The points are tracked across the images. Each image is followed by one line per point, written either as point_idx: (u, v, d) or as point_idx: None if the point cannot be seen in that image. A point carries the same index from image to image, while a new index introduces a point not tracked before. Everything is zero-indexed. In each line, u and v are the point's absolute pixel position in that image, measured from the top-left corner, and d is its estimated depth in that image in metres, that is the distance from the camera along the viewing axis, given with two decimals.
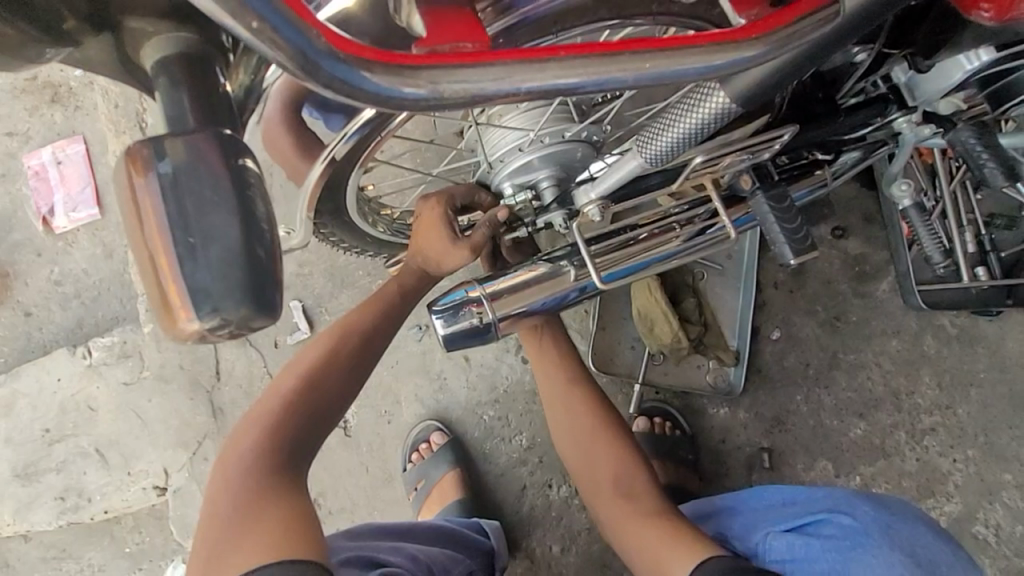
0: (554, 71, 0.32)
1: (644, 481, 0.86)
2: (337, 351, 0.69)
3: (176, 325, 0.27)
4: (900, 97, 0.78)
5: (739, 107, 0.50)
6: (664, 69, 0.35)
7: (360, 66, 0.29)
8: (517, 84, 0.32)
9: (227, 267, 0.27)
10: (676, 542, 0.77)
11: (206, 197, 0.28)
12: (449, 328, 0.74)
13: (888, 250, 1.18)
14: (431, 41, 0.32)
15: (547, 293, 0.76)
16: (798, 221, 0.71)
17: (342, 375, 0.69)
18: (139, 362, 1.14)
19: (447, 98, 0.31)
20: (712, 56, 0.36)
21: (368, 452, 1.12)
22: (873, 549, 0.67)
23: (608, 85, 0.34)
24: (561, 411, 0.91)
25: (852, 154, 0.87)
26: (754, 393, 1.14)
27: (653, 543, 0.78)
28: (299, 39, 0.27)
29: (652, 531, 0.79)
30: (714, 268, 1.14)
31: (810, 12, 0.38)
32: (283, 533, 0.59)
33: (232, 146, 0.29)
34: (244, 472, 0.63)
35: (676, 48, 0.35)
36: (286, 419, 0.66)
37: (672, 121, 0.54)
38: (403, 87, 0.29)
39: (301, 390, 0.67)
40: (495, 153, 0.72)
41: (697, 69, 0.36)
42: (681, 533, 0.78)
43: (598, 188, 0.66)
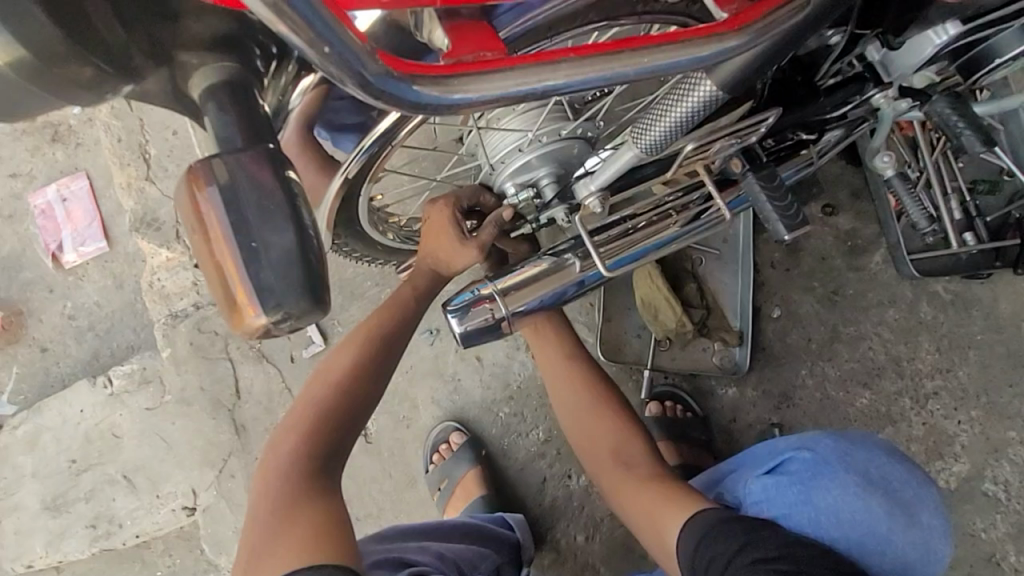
0: (567, 71, 0.36)
1: (642, 449, 0.88)
2: (365, 353, 0.72)
3: (245, 321, 0.32)
4: (876, 74, 0.81)
5: (725, 93, 0.54)
6: (660, 62, 0.38)
7: (412, 81, 0.33)
8: (543, 82, 0.35)
9: (288, 265, 0.32)
10: (669, 498, 0.80)
11: (264, 201, 0.32)
12: (465, 326, 0.77)
13: (878, 223, 1.22)
14: (457, 52, 0.36)
15: (553, 285, 0.79)
16: (788, 198, 0.74)
17: (372, 377, 0.72)
18: (159, 387, 1.17)
19: (477, 100, 0.35)
20: (701, 47, 0.40)
21: (389, 457, 1.15)
22: (832, 475, 0.70)
23: (611, 79, 0.37)
24: (559, 391, 0.94)
25: (835, 132, 0.91)
26: (760, 371, 1.18)
27: (651, 505, 0.81)
28: (356, 59, 0.30)
29: (650, 493, 0.82)
30: (712, 253, 1.18)
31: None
32: (319, 534, 0.62)
33: (277, 160, 0.33)
34: (281, 474, 0.66)
35: (673, 42, 0.39)
36: (318, 425, 0.69)
37: (663, 112, 0.57)
38: (444, 95, 0.34)
39: (332, 393, 0.70)
40: (496, 155, 0.76)
41: (686, 60, 0.39)
42: (673, 489, 0.81)
43: (598, 180, 0.69)
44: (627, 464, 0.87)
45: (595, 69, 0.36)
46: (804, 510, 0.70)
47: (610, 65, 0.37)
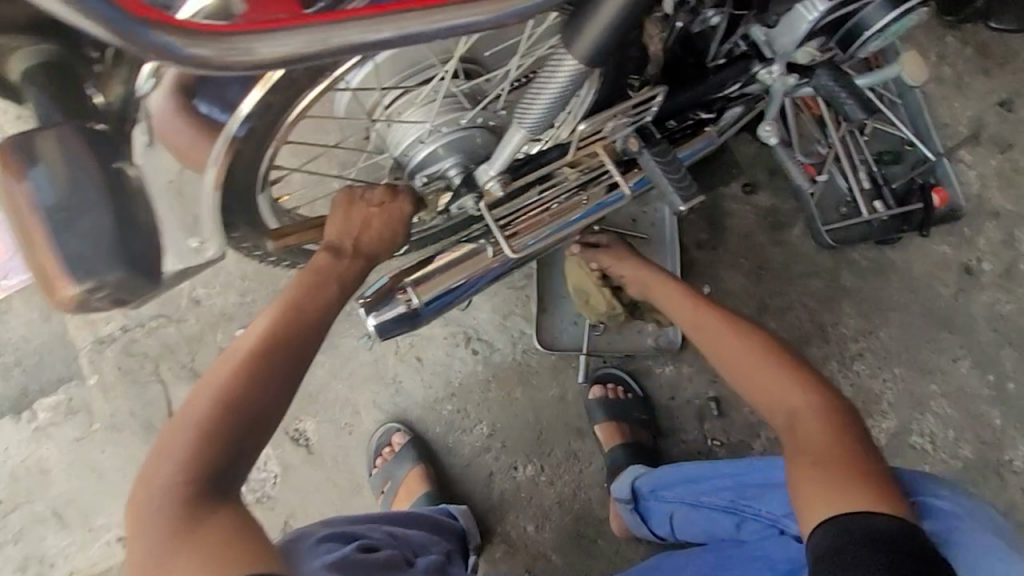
0: (346, 28, 0.41)
1: (814, 418, 0.79)
2: (251, 368, 0.66)
3: (58, 295, 0.50)
4: (759, 52, 0.86)
5: (589, 66, 0.56)
6: (438, 20, 0.44)
7: (160, 30, 0.37)
8: (318, 40, 0.41)
9: (91, 240, 0.50)
10: (849, 490, 0.73)
11: (89, 200, 0.50)
12: (379, 318, 0.77)
13: (794, 198, 1.28)
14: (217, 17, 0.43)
15: (467, 272, 0.80)
16: (682, 171, 0.77)
17: (266, 389, 0.66)
18: (88, 416, 1.13)
19: (243, 58, 0.40)
20: (492, 7, 0.45)
21: (332, 466, 1.13)
22: (971, 530, 0.75)
23: (381, 40, 0.42)
24: (725, 346, 0.87)
25: (733, 109, 0.96)
26: (695, 347, 1.21)
27: (807, 486, 0.75)
28: (110, 10, 0.35)
29: (828, 471, 0.74)
30: (640, 238, 1.21)
31: None
32: (221, 557, 0.58)
33: (99, 151, 0.53)
34: (162, 502, 0.61)
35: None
36: (206, 445, 0.62)
37: (538, 91, 0.59)
38: (199, 49, 0.38)
39: (214, 412, 0.63)
40: (399, 148, 0.77)
41: (470, 20, 0.45)
42: (855, 479, 0.74)
43: (495, 165, 0.71)
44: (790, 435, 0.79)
45: (376, 32, 0.42)
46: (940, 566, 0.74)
47: (395, 23, 0.42)
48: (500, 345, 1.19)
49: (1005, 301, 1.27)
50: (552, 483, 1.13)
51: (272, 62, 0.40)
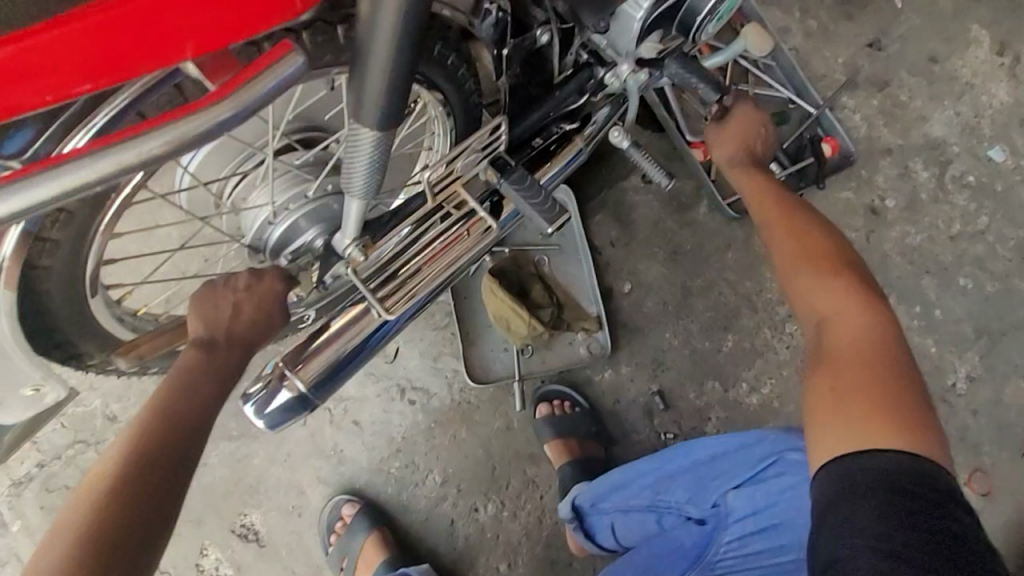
0: (49, 177, 0.46)
1: (858, 333, 0.76)
2: (119, 493, 0.60)
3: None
4: (599, 57, 0.88)
5: (385, 131, 0.53)
6: (136, 148, 0.47)
7: None
8: (41, 193, 0.46)
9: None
10: (875, 409, 0.69)
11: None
12: (265, 411, 0.74)
13: (694, 177, 1.29)
14: None
15: (349, 342, 0.76)
16: (542, 194, 0.76)
17: (148, 498, 0.61)
18: (19, 564, 1.06)
19: None
20: (184, 125, 0.48)
21: (288, 553, 1.09)
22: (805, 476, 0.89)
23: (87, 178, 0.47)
24: (796, 255, 0.85)
25: (603, 110, 0.94)
26: (629, 346, 1.20)
27: (838, 396, 0.71)
28: None
29: (859, 391, 0.71)
30: (553, 249, 1.20)
31: (263, 66, 0.50)
32: None
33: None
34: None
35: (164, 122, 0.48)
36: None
37: (349, 163, 0.56)
38: None
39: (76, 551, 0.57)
40: (252, 233, 0.76)
41: (163, 140, 0.48)
42: (890, 404, 0.69)
43: (348, 232, 0.69)
44: (824, 348, 0.77)
45: (88, 172, 0.46)
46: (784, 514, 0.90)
47: (84, 165, 0.46)
48: (435, 389, 1.16)
49: (914, 233, 1.31)
50: (516, 517, 1.11)
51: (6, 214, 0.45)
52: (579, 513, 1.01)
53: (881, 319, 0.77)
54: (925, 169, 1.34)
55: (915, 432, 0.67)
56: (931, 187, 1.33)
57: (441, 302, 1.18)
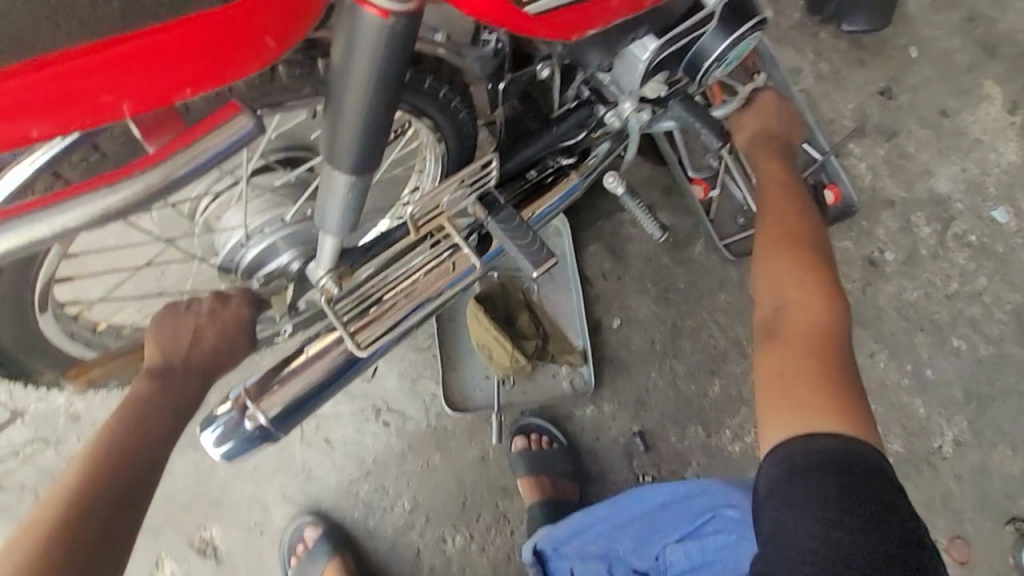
0: None
1: (813, 317, 0.77)
2: (67, 531, 0.60)
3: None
4: (601, 95, 0.85)
5: (360, 176, 0.51)
6: (63, 214, 0.44)
7: None
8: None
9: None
10: (815, 392, 0.70)
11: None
12: (223, 442, 0.71)
13: (693, 215, 1.27)
14: None
15: (315, 374, 0.73)
16: (530, 235, 0.74)
17: (91, 537, 0.61)
18: None
19: None
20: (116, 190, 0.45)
21: (246, 572, 1.06)
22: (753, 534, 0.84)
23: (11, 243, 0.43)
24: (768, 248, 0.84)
25: (602, 145, 0.91)
26: (613, 383, 1.18)
27: (778, 376, 0.73)
28: None
29: (799, 371, 0.72)
30: (543, 277, 1.18)
31: (204, 132, 0.46)
32: None
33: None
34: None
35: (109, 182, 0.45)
36: None
37: (323, 201, 0.54)
38: None
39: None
40: (223, 253, 0.73)
41: (88, 208, 0.44)
42: (830, 390, 0.70)
43: (322, 263, 0.67)
44: (775, 323, 0.78)
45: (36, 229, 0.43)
46: (727, 571, 0.85)
47: (4, 232, 0.42)
48: (411, 413, 1.13)
49: (911, 288, 1.29)
50: (483, 551, 1.08)
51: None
52: (540, 557, 0.94)
53: (836, 309, 0.78)
54: (927, 225, 1.32)
55: (849, 414, 0.68)
56: (931, 243, 1.31)
57: (424, 324, 1.15)
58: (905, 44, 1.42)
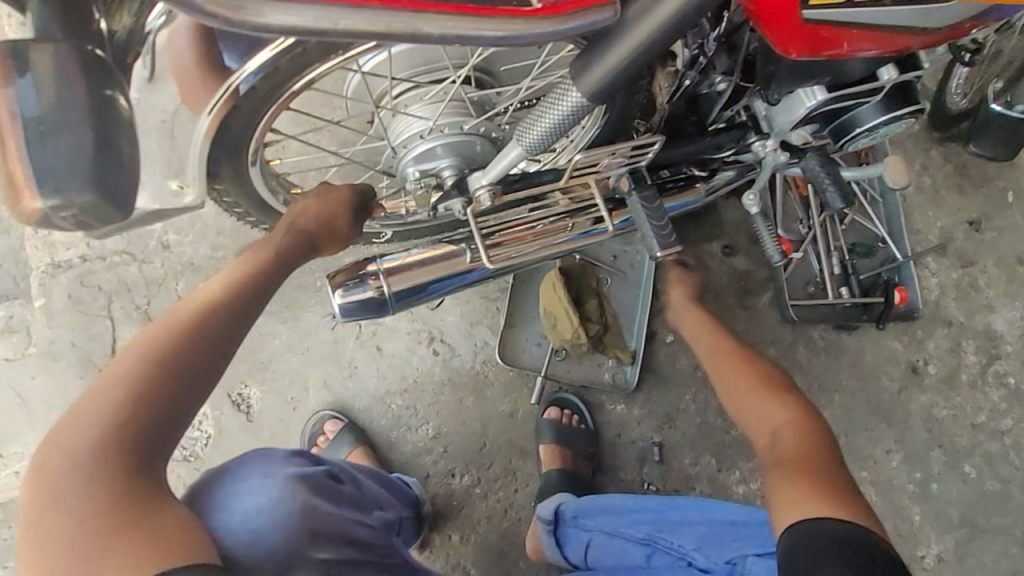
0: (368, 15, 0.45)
1: (797, 435, 0.80)
2: (182, 339, 0.61)
3: (24, 208, 0.51)
4: (757, 125, 0.92)
5: (590, 102, 0.58)
6: (459, 26, 0.48)
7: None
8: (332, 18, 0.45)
9: (63, 156, 0.50)
10: (804, 493, 0.72)
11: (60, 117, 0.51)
12: (347, 299, 0.77)
13: (769, 268, 1.33)
14: None
15: (442, 272, 0.80)
16: (665, 220, 0.80)
17: (200, 350, 0.61)
18: (25, 337, 1.07)
19: (272, 28, 0.44)
20: (507, 26, 0.49)
21: (270, 438, 1.11)
22: None
23: (406, 33, 0.46)
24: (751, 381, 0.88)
25: (727, 173, 1.00)
26: (649, 391, 1.24)
27: (783, 494, 0.73)
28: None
29: (795, 484, 0.73)
30: (617, 274, 1.24)
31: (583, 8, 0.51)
32: (155, 538, 0.54)
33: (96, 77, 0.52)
34: (83, 480, 0.55)
35: (480, 14, 0.49)
36: (133, 408, 0.57)
37: (541, 113, 0.61)
38: (232, 22, 0.42)
39: (149, 370, 0.59)
40: (398, 139, 0.78)
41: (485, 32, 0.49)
42: (821, 490, 0.72)
43: (489, 175, 0.73)
44: (774, 452, 0.80)
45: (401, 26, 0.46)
46: None
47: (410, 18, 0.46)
48: (461, 351, 1.19)
49: (943, 406, 1.34)
50: (485, 497, 1.14)
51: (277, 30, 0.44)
52: (557, 519, 1.03)
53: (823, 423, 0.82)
54: (974, 353, 1.38)
55: (847, 508, 0.70)
56: (974, 371, 1.37)
57: (500, 277, 1.22)
58: (1007, 186, 1.48)
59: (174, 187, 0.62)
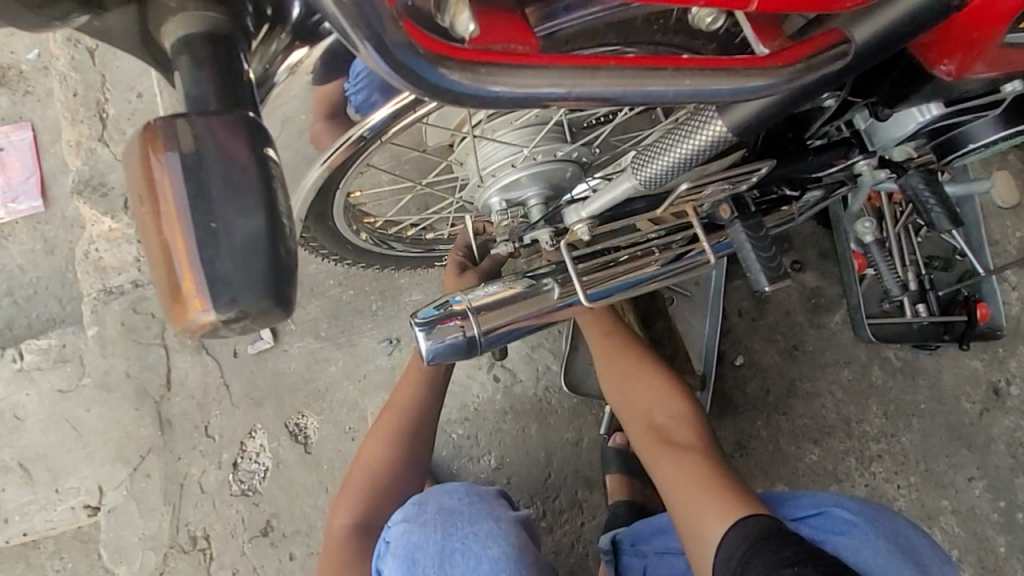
0: (603, 80, 0.37)
1: (690, 435, 0.89)
2: (406, 424, 0.96)
3: (190, 317, 0.31)
4: (860, 141, 0.84)
5: (734, 136, 0.51)
6: (700, 86, 0.40)
7: (438, 63, 0.33)
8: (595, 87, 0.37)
9: (250, 256, 0.31)
10: (711, 500, 0.78)
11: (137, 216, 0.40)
12: (432, 341, 0.72)
13: (840, 284, 1.27)
14: (485, 40, 0.36)
15: (530, 310, 0.75)
16: (773, 250, 0.74)
17: (414, 436, 0.96)
18: (78, 367, 1.04)
19: (510, 95, 0.35)
20: (741, 80, 0.42)
21: (327, 471, 1.05)
22: (860, 533, 0.76)
23: (647, 96, 0.39)
24: (631, 381, 0.95)
25: (813, 193, 0.92)
26: (717, 417, 1.19)
27: (687, 488, 0.81)
28: (380, 21, 0.30)
29: (691, 477, 0.82)
30: (683, 294, 1.18)
31: (826, 48, 0.44)
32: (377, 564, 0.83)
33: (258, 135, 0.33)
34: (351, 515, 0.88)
35: (719, 67, 0.41)
36: (379, 471, 0.92)
37: (668, 146, 0.55)
38: (480, 86, 0.34)
39: (388, 446, 0.93)
40: (487, 167, 0.73)
41: (727, 88, 0.41)
42: (723, 490, 0.79)
43: (588, 209, 0.66)
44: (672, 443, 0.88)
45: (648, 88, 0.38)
46: None
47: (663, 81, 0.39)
48: (523, 376, 1.14)
49: None
50: (550, 531, 1.09)
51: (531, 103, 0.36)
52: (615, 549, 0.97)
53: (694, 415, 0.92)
54: None
55: (750, 502, 0.77)
56: None
57: None
58: None
59: None
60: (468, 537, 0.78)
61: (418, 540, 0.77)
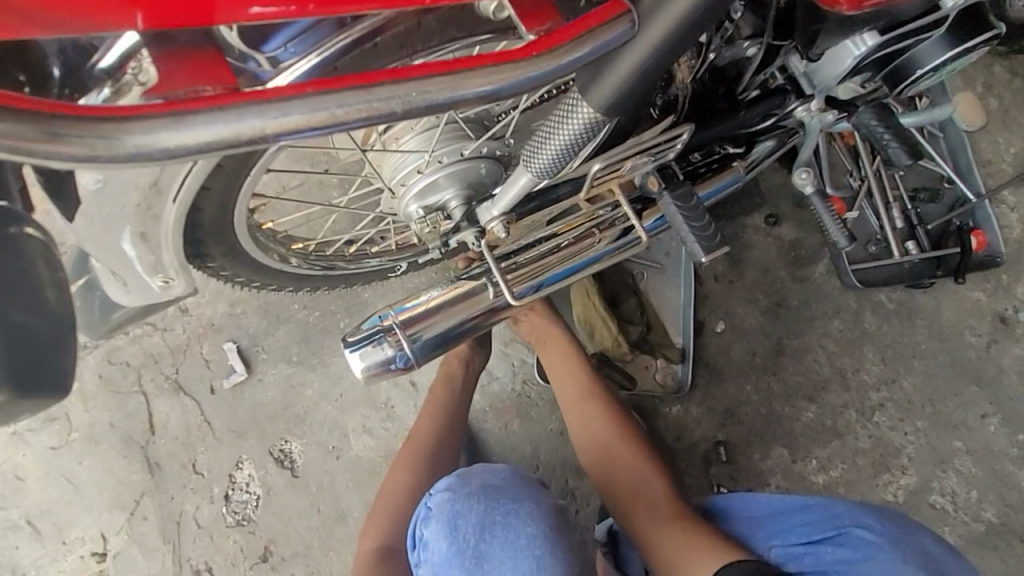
0: (307, 106, 0.38)
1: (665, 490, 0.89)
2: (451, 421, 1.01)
3: None
4: (798, 86, 0.78)
5: (606, 118, 0.50)
6: (434, 96, 0.40)
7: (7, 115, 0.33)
8: (255, 123, 0.37)
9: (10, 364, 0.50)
10: (696, 551, 0.79)
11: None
12: (365, 359, 0.71)
13: (821, 233, 1.21)
14: (165, 87, 0.39)
15: (462, 314, 0.73)
16: (706, 219, 0.71)
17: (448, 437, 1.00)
18: (66, 423, 1.06)
19: (141, 146, 0.36)
20: (493, 77, 0.42)
21: (317, 491, 1.06)
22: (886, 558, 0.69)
23: (358, 121, 0.39)
24: (605, 446, 0.95)
25: (766, 143, 0.87)
26: (704, 388, 1.16)
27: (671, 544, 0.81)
28: None
29: (673, 532, 0.82)
30: (653, 267, 1.14)
31: (605, 21, 0.43)
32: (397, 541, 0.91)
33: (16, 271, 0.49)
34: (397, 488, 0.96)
35: (454, 70, 0.41)
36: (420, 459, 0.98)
37: (547, 137, 0.53)
38: (66, 151, 0.34)
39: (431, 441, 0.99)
40: (395, 177, 0.70)
41: (477, 92, 0.42)
42: (705, 540, 0.80)
43: (499, 204, 0.65)
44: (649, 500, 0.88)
45: (341, 112, 0.38)
46: None
47: (388, 93, 0.39)
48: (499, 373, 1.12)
49: None
50: None
51: (174, 153, 0.36)
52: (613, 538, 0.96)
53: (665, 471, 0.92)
54: None
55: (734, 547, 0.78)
56: None
57: None
58: None
59: (159, 282, 0.60)
60: (511, 511, 0.71)
61: (461, 508, 0.71)
